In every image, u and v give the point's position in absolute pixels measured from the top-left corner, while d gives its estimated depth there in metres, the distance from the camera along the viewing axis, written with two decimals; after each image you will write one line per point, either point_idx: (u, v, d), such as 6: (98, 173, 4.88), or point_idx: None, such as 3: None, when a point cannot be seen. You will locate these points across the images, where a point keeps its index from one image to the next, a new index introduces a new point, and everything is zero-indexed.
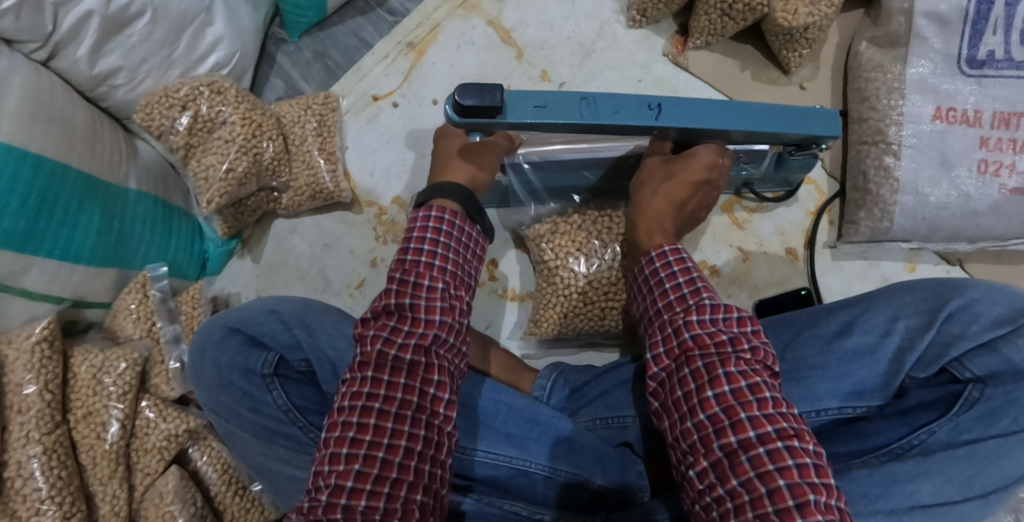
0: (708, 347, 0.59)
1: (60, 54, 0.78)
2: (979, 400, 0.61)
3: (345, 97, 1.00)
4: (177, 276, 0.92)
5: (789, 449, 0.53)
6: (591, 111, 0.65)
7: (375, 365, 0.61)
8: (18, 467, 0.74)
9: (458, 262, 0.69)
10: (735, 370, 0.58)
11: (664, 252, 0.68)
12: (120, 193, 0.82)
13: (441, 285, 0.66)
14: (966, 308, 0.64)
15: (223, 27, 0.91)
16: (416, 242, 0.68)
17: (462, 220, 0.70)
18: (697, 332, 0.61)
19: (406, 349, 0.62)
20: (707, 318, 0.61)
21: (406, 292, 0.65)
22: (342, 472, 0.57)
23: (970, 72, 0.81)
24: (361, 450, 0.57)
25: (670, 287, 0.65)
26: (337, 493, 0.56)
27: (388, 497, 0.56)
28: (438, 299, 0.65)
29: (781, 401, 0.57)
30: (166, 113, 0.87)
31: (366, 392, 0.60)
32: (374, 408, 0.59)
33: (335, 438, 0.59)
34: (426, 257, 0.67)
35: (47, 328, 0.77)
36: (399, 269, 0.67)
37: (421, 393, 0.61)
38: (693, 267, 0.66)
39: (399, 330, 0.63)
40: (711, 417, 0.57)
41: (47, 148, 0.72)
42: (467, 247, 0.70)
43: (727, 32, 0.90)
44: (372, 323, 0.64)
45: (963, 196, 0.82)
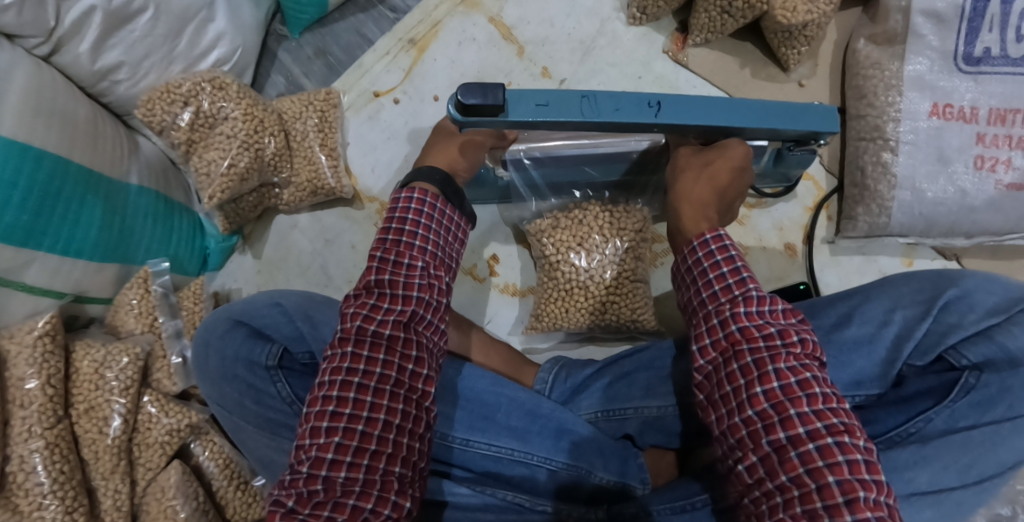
0: (757, 341, 0.57)
1: (62, 50, 0.78)
2: (975, 387, 0.62)
3: (346, 93, 1.01)
4: (178, 272, 0.92)
5: (840, 445, 0.52)
6: (592, 110, 0.65)
7: (353, 340, 0.61)
8: (20, 461, 0.74)
9: (440, 243, 0.69)
10: (785, 365, 0.56)
11: (705, 239, 0.63)
12: (122, 188, 0.82)
13: (422, 263, 0.66)
14: (962, 298, 0.65)
15: (224, 23, 0.91)
16: (397, 222, 0.67)
17: (443, 203, 0.69)
18: (745, 325, 0.58)
19: (384, 325, 0.61)
20: (754, 310, 0.59)
21: (386, 269, 0.64)
22: (323, 445, 0.57)
23: (967, 69, 0.82)
24: (341, 423, 0.58)
25: (714, 276, 0.62)
26: (317, 466, 0.56)
27: (366, 469, 0.57)
28: (416, 277, 0.64)
29: (832, 396, 0.55)
30: (167, 109, 0.87)
31: (346, 367, 0.60)
32: (354, 382, 0.59)
33: (315, 412, 0.59)
34: (407, 236, 0.66)
35: (49, 322, 0.77)
36: (380, 248, 0.66)
37: (399, 368, 0.61)
38: (737, 253, 0.63)
39: (377, 308, 0.62)
40: (760, 413, 0.55)
41: (49, 143, 0.72)
42: (449, 229, 0.70)
43: (727, 29, 0.90)
44: (354, 302, 0.64)
45: (959, 191, 0.82)
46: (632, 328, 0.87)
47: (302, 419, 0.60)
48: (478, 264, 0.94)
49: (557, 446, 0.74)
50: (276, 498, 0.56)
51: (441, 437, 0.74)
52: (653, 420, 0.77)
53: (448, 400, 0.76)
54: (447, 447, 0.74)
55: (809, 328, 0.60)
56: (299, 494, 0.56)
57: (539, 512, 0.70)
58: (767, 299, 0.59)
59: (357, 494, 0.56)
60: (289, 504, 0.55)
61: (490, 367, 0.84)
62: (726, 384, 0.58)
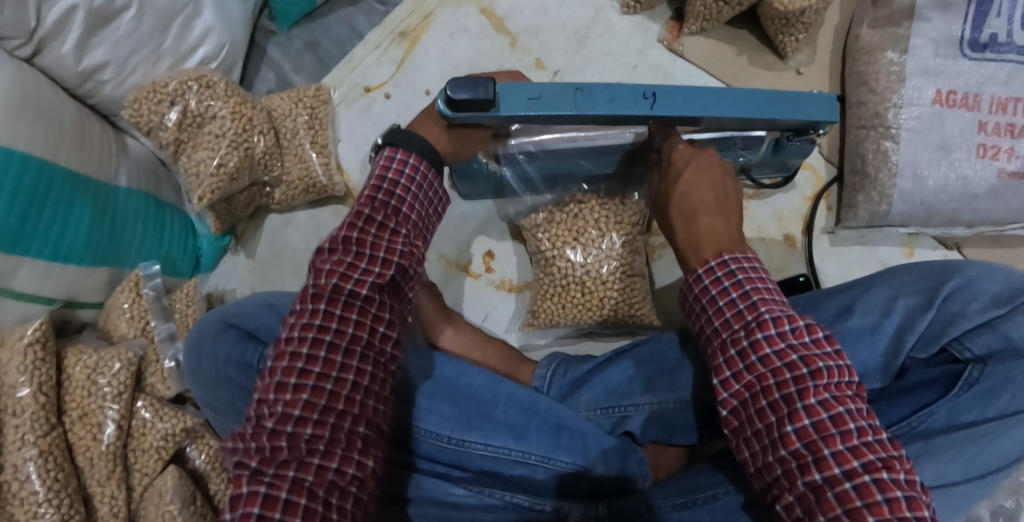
0: (783, 374, 0.55)
1: (45, 50, 0.76)
2: (979, 379, 0.60)
3: (336, 89, 0.99)
4: (171, 273, 0.91)
5: (878, 483, 0.50)
6: (588, 105, 0.64)
7: (328, 297, 0.59)
8: (15, 470, 0.73)
9: (418, 206, 0.67)
10: (814, 400, 0.54)
11: (711, 266, 0.63)
12: (110, 189, 0.81)
13: (405, 231, 0.65)
14: (965, 287, 0.64)
15: (211, 18, 0.89)
16: (385, 182, 0.65)
17: (428, 170, 0.68)
18: (765, 353, 0.57)
19: (362, 285, 0.60)
20: (774, 333, 0.57)
21: (371, 230, 0.62)
22: (289, 402, 0.55)
23: (972, 55, 0.80)
24: (310, 381, 0.57)
25: (724, 303, 0.61)
26: (283, 422, 0.55)
27: (331, 427, 0.56)
28: (401, 244, 0.64)
29: (869, 428, 0.53)
30: (154, 109, 0.85)
31: (318, 324, 0.58)
32: (325, 340, 0.58)
33: (283, 367, 0.57)
34: (393, 196, 0.65)
35: (39, 329, 0.76)
36: (366, 204, 0.64)
37: (373, 330, 0.61)
38: (751, 274, 0.61)
39: (355, 266, 0.60)
40: (793, 452, 0.54)
41: (34, 145, 0.71)
42: (431, 191, 0.68)
43: (723, 16, 0.89)
44: (332, 252, 0.61)
45: (960, 179, 0.81)
46: (629, 323, 0.85)
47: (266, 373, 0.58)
48: (473, 260, 0.93)
49: (556, 442, 0.73)
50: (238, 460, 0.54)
51: (433, 436, 0.73)
52: (656, 414, 0.76)
53: (444, 396, 0.75)
54: (441, 447, 0.73)
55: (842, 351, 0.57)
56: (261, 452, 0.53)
57: (539, 512, 0.70)
58: (788, 322, 0.57)
59: (321, 454, 0.55)
60: (253, 465, 0.52)
61: (488, 364, 0.83)
62: (757, 421, 0.56)
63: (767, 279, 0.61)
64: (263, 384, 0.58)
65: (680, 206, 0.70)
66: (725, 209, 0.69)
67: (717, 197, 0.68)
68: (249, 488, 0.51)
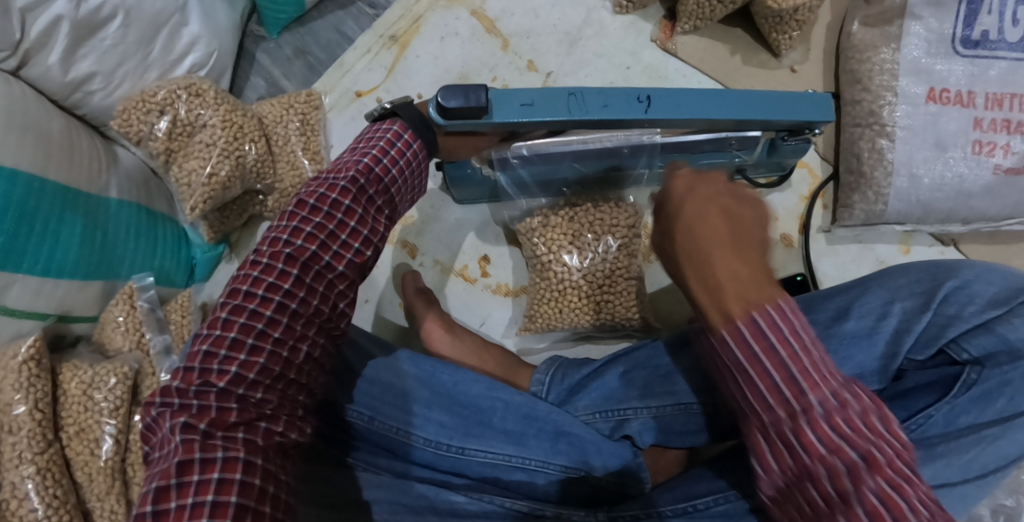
0: (837, 468, 0.44)
1: (31, 62, 0.75)
2: (977, 381, 0.58)
3: (328, 94, 0.98)
4: (165, 285, 0.91)
5: None
6: (581, 113, 0.64)
7: (302, 265, 0.59)
8: (13, 488, 0.72)
9: (401, 184, 0.67)
10: (876, 499, 0.43)
11: (746, 316, 0.48)
12: (100, 203, 0.80)
13: (387, 213, 0.67)
14: (961, 289, 0.62)
15: (198, 27, 0.89)
16: (381, 153, 0.65)
17: (420, 149, 0.68)
18: (812, 439, 0.45)
19: (339, 259, 0.62)
20: (821, 413, 0.45)
21: (360, 206, 0.63)
22: (247, 364, 0.56)
23: (965, 52, 0.80)
24: (268, 346, 0.57)
25: (759, 373, 0.48)
26: (236, 383, 0.56)
27: (279, 394, 0.59)
28: (379, 226, 0.66)
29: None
30: (144, 119, 0.84)
31: (287, 291, 0.58)
32: (291, 307, 0.59)
33: (241, 324, 0.57)
34: (385, 172, 0.65)
35: (33, 346, 0.75)
36: (361, 173, 0.64)
37: (334, 305, 0.63)
38: (795, 333, 0.47)
39: (336, 237, 0.62)
40: None
41: (22, 161, 0.70)
42: (417, 173, 0.68)
43: (716, 16, 0.88)
44: (320, 213, 0.61)
45: (956, 176, 0.81)
46: (627, 326, 0.85)
47: (215, 324, 0.57)
48: (468, 265, 0.93)
49: (555, 447, 0.73)
50: (181, 418, 0.52)
51: (432, 445, 0.72)
52: (655, 418, 0.75)
53: (441, 405, 0.74)
54: (442, 455, 0.72)
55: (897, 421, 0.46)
56: (210, 413, 0.53)
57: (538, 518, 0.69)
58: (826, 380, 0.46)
59: (268, 419, 0.57)
60: (203, 427, 0.52)
61: (486, 370, 0.83)
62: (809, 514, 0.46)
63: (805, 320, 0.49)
64: (211, 335, 0.57)
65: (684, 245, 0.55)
66: (745, 246, 0.52)
67: (729, 221, 0.54)
68: (203, 455, 0.51)
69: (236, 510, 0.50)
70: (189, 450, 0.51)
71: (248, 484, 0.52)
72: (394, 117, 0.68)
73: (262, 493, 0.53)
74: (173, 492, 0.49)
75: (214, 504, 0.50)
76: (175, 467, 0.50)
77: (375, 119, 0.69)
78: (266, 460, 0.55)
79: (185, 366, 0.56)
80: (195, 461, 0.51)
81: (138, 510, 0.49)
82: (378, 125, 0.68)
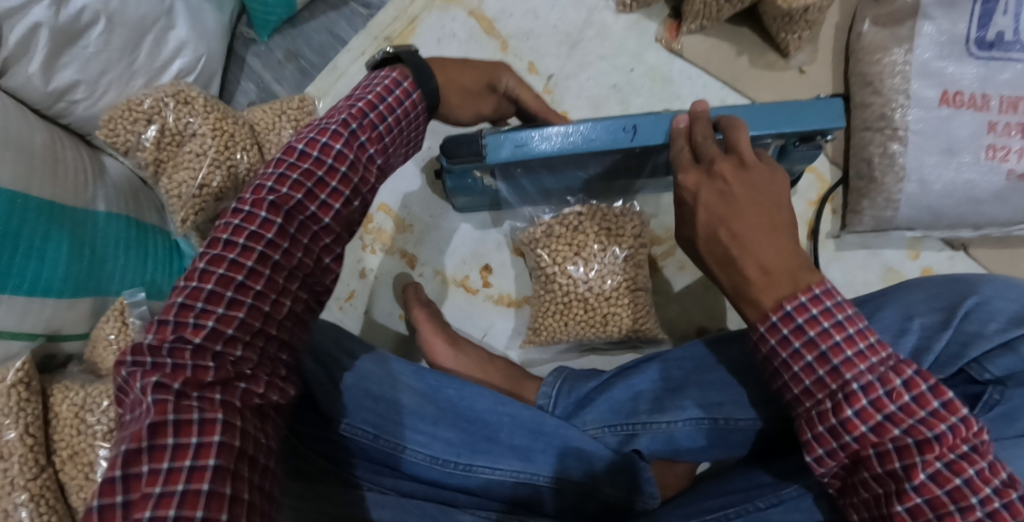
0: (884, 423, 0.48)
1: (10, 72, 0.71)
2: (999, 402, 0.56)
3: (321, 99, 0.95)
4: (159, 299, 0.88)
5: (990, 515, 0.46)
6: (549, 147, 0.69)
7: (286, 214, 0.54)
8: (5, 516, 0.70)
9: (397, 135, 0.62)
10: (917, 441, 0.47)
11: (787, 311, 0.52)
12: (88, 217, 0.77)
13: (380, 162, 0.61)
14: (982, 306, 0.61)
15: (185, 31, 0.85)
16: (374, 98, 0.60)
17: (415, 96, 0.63)
18: (863, 405, 0.49)
19: (327, 210, 0.57)
20: (864, 376, 0.49)
21: (353, 152, 0.58)
22: (225, 316, 0.51)
23: (979, 54, 0.78)
24: (247, 299, 0.52)
25: (803, 347, 0.51)
26: (211, 339, 0.50)
27: (258, 351, 0.53)
28: (370, 176, 0.60)
29: (976, 454, 0.47)
30: (131, 128, 0.81)
31: (269, 240, 0.53)
32: (272, 258, 0.53)
33: (220, 276, 0.51)
34: (378, 118, 0.60)
35: (21, 369, 0.72)
36: (354, 117, 0.59)
37: (318, 259, 0.58)
38: (836, 310, 0.51)
39: (324, 186, 0.56)
40: (910, 509, 0.47)
41: (3, 176, 0.67)
42: (413, 125, 0.64)
43: (722, 16, 0.85)
44: (309, 159, 0.56)
45: (967, 182, 0.79)
46: (634, 338, 0.83)
47: (192, 276, 0.51)
48: (470, 275, 0.90)
49: (563, 462, 0.71)
50: (154, 378, 0.47)
51: (439, 463, 0.69)
52: (664, 433, 0.73)
53: (447, 421, 0.71)
54: (449, 473, 0.69)
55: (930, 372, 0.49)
56: (185, 372, 0.48)
57: None
58: (874, 363, 0.49)
59: (248, 378, 0.51)
60: (178, 386, 0.47)
61: (490, 384, 0.81)
62: (864, 472, 0.50)
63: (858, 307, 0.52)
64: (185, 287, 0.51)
65: (715, 253, 0.58)
66: (772, 232, 0.56)
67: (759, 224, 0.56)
68: (177, 416, 0.46)
69: (213, 473, 0.45)
70: (160, 410, 0.46)
71: (228, 445, 0.47)
72: (395, 62, 0.64)
73: (241, 455, 0.48)
74: (145, 455, 0.44)
75: (192, 469, 0.45)
76: (146, 428, 0.45)
77: (376, 64, 0.65)
78: (245, 420, 0.50)
79: (160, 318, 0.50)
80: (168, 423, 0.45)
81: (107, 474, 0.44)
82: (377, 70, 0.64)
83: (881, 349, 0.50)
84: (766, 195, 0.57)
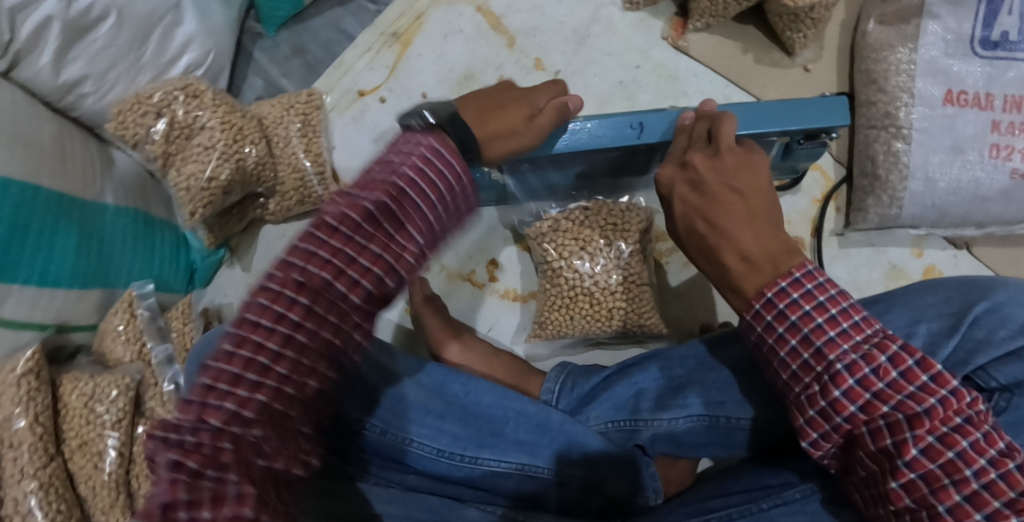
0: (872, 401, 0.49)
1: (21, 65, 0.72)
2: (1006, 409, 0.56)
3: (328, 94, 0.96)
4: (165, 291, 0.89)
5: (987, 487, 0.46)
6: (560, 143, 0.71)
7: (313, 294, 0.46)
8: (16, 504, 0.71)
9: (435, 206, 0.50)
10: (906, 416, 0.48)
11: (769, 299, 0.53)
12: (96, 211, 0.78)
13: (420, 242, 0.50)
14: (993, 313, 0.60)
15: (193, 25, 0.86)
16: (414, 169, 0.50)
17: (456, 160, 0.52)
18: (850, 384, 0.49)
19: (356, 289, 0.47)
20: (849, 356, 0.50)
21: (386, 230, 0.48)
22: (244, 398, 0.45)
23: (983, 54, 0.78)
24: (270, 380, 0.45)
25: (786, 331, 0.52)
26: (232, 420, 0.44)
27: (285, 425, 0.47)
28: (407, 256, 0.49)
29: (968, 425, 0.47)
30: (140, 121, 0.82)
31: (298, 316, 0.46)
32: (298, 340, 0.46)
33: (243, 358, 0.45)
34: (416, 191, 0.49)
35: (31, 360, 0.73)
36: (391, 193, 0.49)
37: (347, 337, 0.48)
38: (817, 291, 0.52)
39: (353, 264, 0.47)
40: (905, 485, 0.48)
41: (13, 169, 0.67)
42: (456, 196, 0.52)
43: (729, 13, 0.86)
44: (337, 237, 0.47)
45: (972, 180, 0.79)
46: (639, 333, 0.84)
47: (218, 355, 0.46)
48: (477, 270, 0.91)
49: (567, 458, 0.70)
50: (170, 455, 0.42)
51: (446, 456, 0.69)
52: (668, 431, 0.73)
53: (453, 416, 0.71)
54: (455, 466, 0.69)
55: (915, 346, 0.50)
56: (203, 449, 0.43)
57: None
58: (857, 341, 0.50)
59: (269, 454, 0.46)
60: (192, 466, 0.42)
61: (495, 378, 0.81)
62: (858, 451, 0.50)
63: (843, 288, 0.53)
64: (212, 364, 0.46)
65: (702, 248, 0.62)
66: (751, 222, 0.59)
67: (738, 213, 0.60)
68: (189, 496, 0.41)
69: None
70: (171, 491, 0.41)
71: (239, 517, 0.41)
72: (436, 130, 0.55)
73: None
74: None
75: None
76: (157, 506, 0.41)
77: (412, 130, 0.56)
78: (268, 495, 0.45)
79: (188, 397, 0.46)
80: (178, 496, 0.41)
81: None
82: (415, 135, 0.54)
83: (865, 328, 0.51)
84: (740, 182, 0.61)
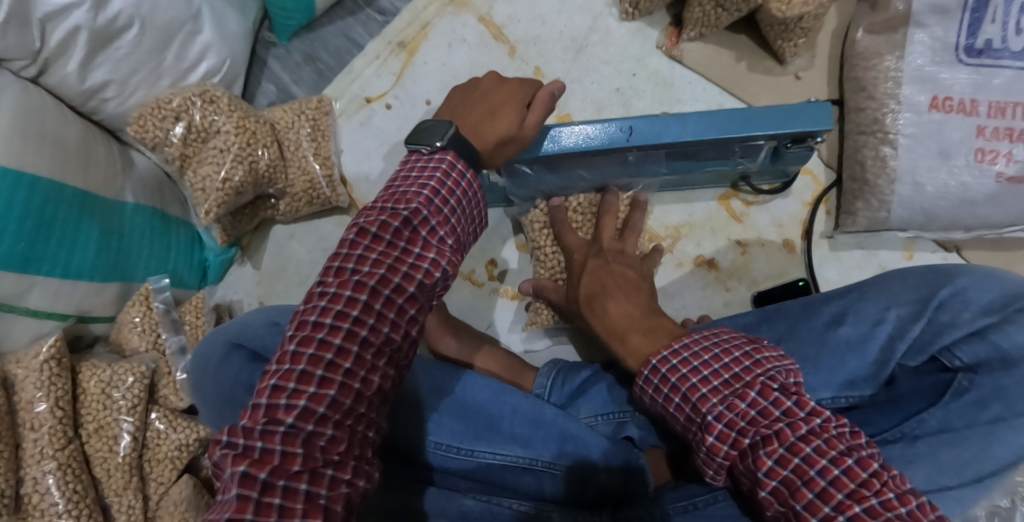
0: (737, 426, 0.53)
1: (50, 70, 0.77)
2: (968, 389, 0.59)
3: (337, 100, 1.00)
4: (179, 286, 0.93)
5: (851, 495, 0.48)
6: (557, 148, 0.75)
7: (371, 290, 0.58)
8: (34, 483, 0.75)
9: (459, 216, 0.66)
10: (770, 444, 0.51)
11: (654, 365, 0.59)
12: (116, 208, 0.82)
13: (452, 242, 0.64)
14: (957, 296, 0.62)
15: (211, 34, 0.90)
16: (434, 183, 0.64)
17: (469, 176, 0.66)
18: (717, 417, 0.54)
19: (411, 280, 0.60)
20: (717, 394, 0.55)
21: (420, 234, 0.62)
22: (316, 396, 0.54)
23: (968, 61, 0.80)
24: (337, 377, 0.56)
25: (670, 389, 0.58)
26: (304, 418, 0.53)
27: (348, 430, 0.56)
28: (447, 255, 0.63)
29: (831, 442, 0.50)
30: (159, 125, 0.87)
31: (355, 315, 0.57)
32: (360, 334, 0.57)
33: (310, 356, 0.55)
34: (439, 201, 0.64)
35: (53, 346, 0.78)
36: (422, 205, 0.63)
37: (406, 333, 0.61)
38: (695, 341, 0.58)
39: (397, 269, 0.60)
40: (772, 493, 0.51)
41: (41, 168, 0.72)
42: (473, 204, 0.67)
43: (721, 23, 0.89)
44: (382, 242, 0.60)
45: (960, 185, 0.81)
46: None
47: (284, 359, 0.56)
48: (476, 269, 0.95)
49: (561, 452, 0.71)
50: (242, 466, 0.50)
51: (443, 448, 0.71)
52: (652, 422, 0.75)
53: (452, 411, 0.73)
54: (452, 459, 0.71)
55: (791, 378, 0.55)
56: (273, 459, 0.51)
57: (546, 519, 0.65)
58: (727, 381, 0.55)
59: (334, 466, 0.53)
60: (263, 478, 0.50)
61: (490, 372, 0.84)
62: (744, 481, 0.54)
63: (736, 336, 0.58)
64: (279, 369, 0.55)
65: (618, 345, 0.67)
66: (638, 317, 0.68)
67: (627, 312, 0.69)
68: (260, 495, 0.49)
69: None
70: (245, 501, 0.49)
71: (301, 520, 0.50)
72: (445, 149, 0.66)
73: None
74: None
75: None
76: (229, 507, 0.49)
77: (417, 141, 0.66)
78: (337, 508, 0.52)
79: (253, 403, 0.54)
80: (252, 505, 0.49)
81: None
82: (427, 157, 0.66)
83: (756, 370, 0.55)
84: (627, 282, 0.74)
